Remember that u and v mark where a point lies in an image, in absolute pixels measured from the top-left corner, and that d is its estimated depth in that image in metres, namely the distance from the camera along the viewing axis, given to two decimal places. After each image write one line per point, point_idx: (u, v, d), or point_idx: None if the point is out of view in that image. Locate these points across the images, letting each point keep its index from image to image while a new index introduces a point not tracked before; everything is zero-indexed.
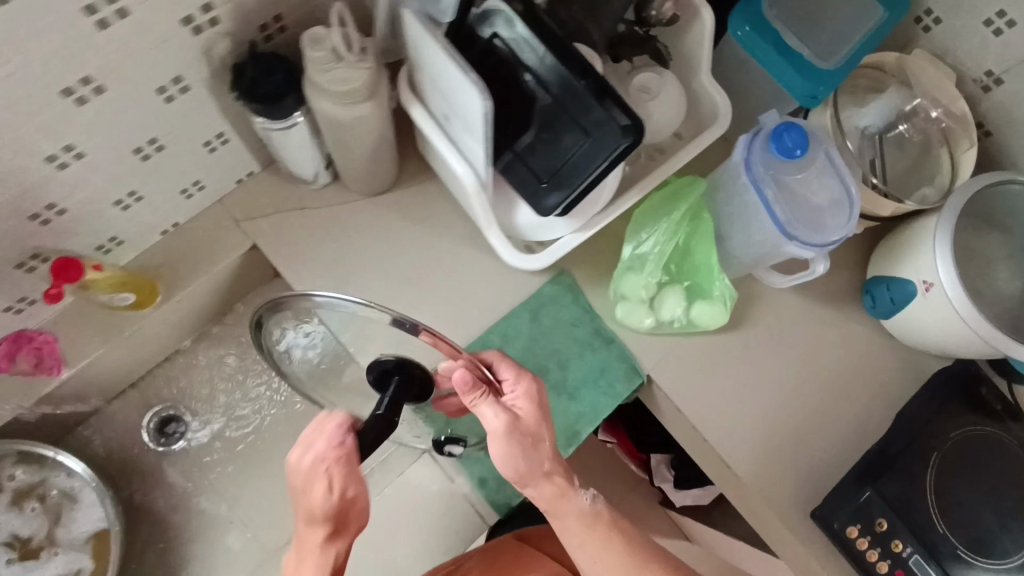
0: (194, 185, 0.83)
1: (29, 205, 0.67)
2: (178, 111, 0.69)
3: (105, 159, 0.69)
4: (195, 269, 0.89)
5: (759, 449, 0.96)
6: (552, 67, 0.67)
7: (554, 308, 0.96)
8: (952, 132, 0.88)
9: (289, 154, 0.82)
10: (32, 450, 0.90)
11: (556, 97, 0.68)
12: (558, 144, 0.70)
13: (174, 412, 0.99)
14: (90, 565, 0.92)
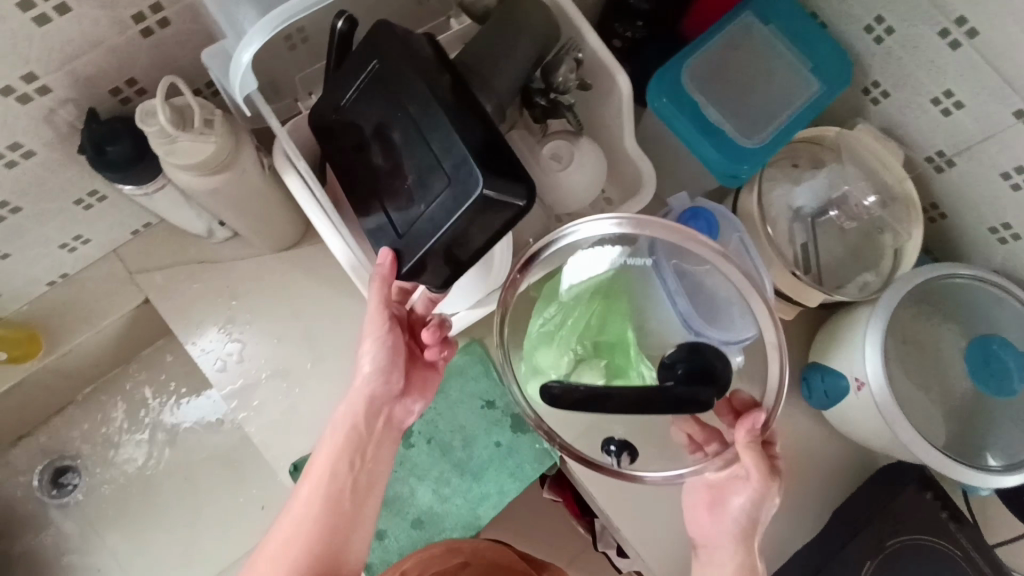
0: (75, 241, 0.80)
1: None
2: (28, 174, 0.66)
3: None
4: (83, 323, 0.86)
5: (682, 549, 0.85)
6: (436, 115, 0.59)
7: (462, 380, 0.93)
8: (901, 213, 0.79)
9: (173, 214, 0.78)
10: None
11: (438, 160, 0.60)
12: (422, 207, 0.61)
13: (71, 461, 0.97)
14: None
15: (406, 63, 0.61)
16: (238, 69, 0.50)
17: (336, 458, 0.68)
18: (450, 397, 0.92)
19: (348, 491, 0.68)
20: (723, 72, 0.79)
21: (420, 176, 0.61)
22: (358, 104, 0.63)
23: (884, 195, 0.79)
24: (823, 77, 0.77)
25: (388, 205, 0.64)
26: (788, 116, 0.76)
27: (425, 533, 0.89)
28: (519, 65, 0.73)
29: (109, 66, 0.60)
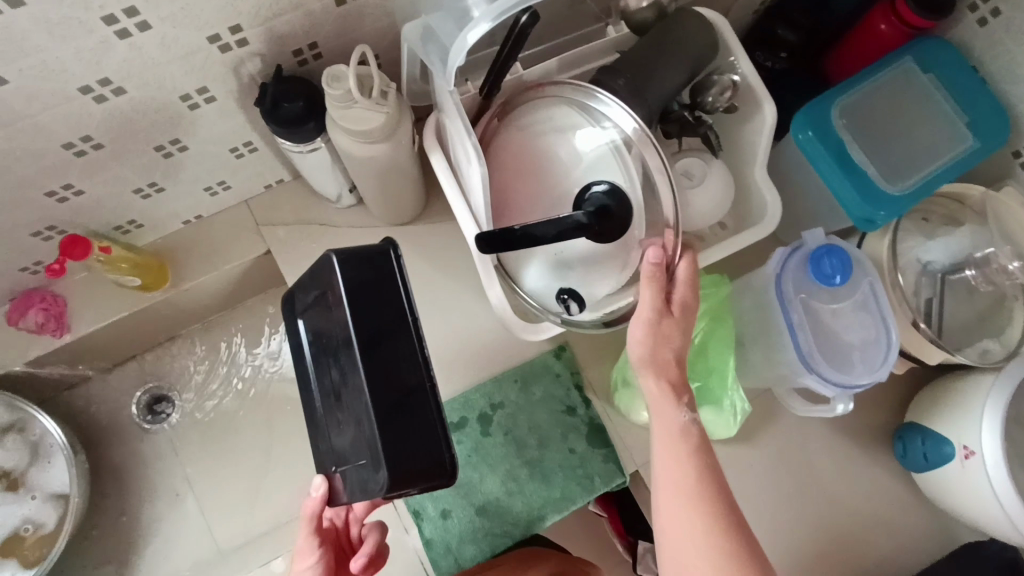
0: (217, 185, 0.84)
1: (44, 181, 0.68)
2: (203, 117, 0.70)
3: (124, 149, 0.69)
4: (207, 262, 0.90)
5: None
6: (383, 397, 0.55)
7: (545, 381, 0.90)
8: None
9: (311, 175, 0.82)
10: (21, 405, 0.83)
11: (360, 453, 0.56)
12: (348, 432, 0.58)
13: (166, 391, 1.00)
14: (53, 522, 0.82)
15: (356, 302, 0.56)
16: (453, 50, 0.53)
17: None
18: (533, 396, 0.89)
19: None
20: (873, 115, 0.78)
21: (348, 421, 0.58)
22: (307, 317, 0.63)
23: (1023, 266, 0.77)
24: (978, 135, 0.75)
25: (320, 415, 0.62)
26: (933, 171, 0.75)
27: (487, 523, 0.85)
28: (670, 80, 0.74)
29: (301, 28, 0.64)
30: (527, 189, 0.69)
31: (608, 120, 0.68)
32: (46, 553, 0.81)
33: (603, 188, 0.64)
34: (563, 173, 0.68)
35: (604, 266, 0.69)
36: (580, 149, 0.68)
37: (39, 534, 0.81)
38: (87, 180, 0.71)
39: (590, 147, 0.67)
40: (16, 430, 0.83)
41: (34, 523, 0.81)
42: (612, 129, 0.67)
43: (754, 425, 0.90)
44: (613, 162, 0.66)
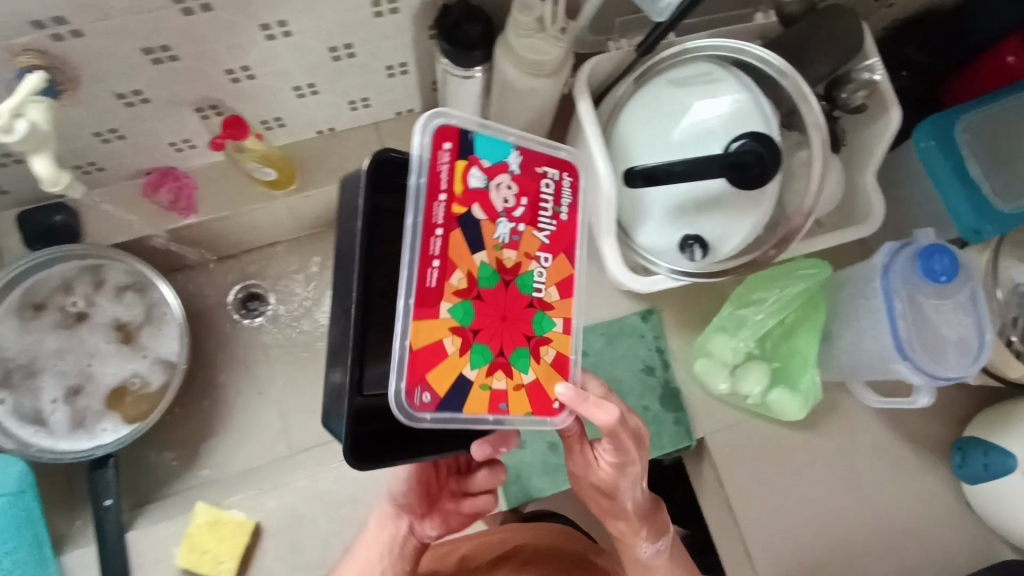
0: (360, 101, 0.89)
1: (227, 60, 0.72)
2: (381, 27, 0.75)
3: (305, 45, 0.74)
4: (332, 174, 0.95)
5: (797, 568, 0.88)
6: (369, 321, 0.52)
7: (631, 339, 0.95)
8: None
9: (451, 104, 0.86)
10: (144, 270, 0.89)
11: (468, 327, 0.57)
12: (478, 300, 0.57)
13: (261, 291, 1.05)
14: (161, 382, 0.88)
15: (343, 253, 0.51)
16: None
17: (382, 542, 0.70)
18: (616, 351, 0.95)
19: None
20: (995, 136, 0.82)
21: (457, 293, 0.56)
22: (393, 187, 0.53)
23: None
24: None
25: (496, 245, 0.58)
26: None
27: (558, 460, 0.90)
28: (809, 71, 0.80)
29: None
30: (672, 138, 0.75)
31: (744, 80, 0.75)
32: (146, 410, 0.87)
33: (748, 137, 0.69)
34: (708, 132, 0.73)
35: (729, 215, 0.75)
36: (718, 104, 0.74)
37: (143, 391, 0.88)
38: (263, 67, 0.76)
39: (727, 102, 0.74)
40: (137, 292, 0.90)
41: (141, 380, 0.88)
42: (746, 87, 0.75)
43: (819, 414, 0.95)
44: (754, 115, 0.73)
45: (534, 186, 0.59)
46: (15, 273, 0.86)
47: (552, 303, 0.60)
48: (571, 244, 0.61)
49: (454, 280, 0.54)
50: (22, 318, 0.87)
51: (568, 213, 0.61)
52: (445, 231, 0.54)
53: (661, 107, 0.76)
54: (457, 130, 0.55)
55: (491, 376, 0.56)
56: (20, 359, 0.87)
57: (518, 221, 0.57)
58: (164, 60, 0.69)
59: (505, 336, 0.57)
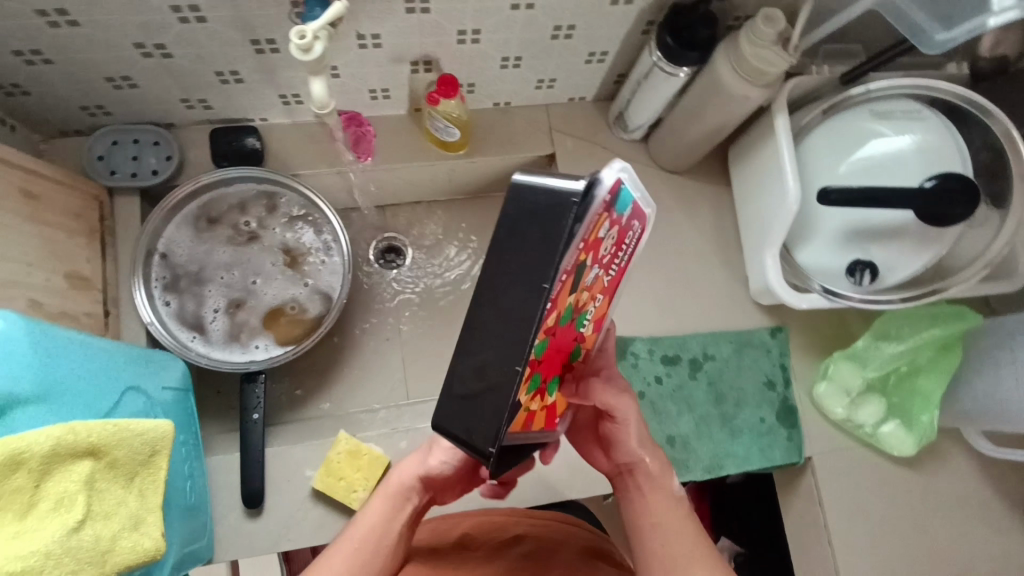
0: (547, 81, 0.94)
1: (465, 21, 0.77)
2: (608, 15, 0.80)
3: (536, 18, 0.78)
4: (500, 146, 0.99)
5: None
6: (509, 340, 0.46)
7: (759, 352, 0.97)
8: None
9: (637, 99, 0.91)
10: (317, 202, 0.92)
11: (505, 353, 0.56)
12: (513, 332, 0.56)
13: (400, 246, 1.09)
14: (318, 311, 0.92)
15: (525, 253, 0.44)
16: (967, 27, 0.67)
17: (389, 515, 0.69)
18: (742, 361, 0.97)
19: (377, 558, 0.66)
20: None
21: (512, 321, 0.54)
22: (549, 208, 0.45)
23: None
24: None
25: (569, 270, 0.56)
26: None
27: (673, 454, 0.93)
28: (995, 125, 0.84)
29: None
30: (868, 165, 0.80)
31: (945, 122, 0.79)
32: (299, 334, 0.92)
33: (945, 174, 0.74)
34: (903, 162, 0.79)
35: (904, 246, 0.80)
36: (916, 140, 0.79)
37: (300, 316, 0.92)
38: (490, 33, 0.80)
39: (924, 140, 0.79)
40: (308, 223, 0.95)
41: (299, 306, 0.93)
42: (946, 129, 0.79)
43: (923, 456, 0.97)
44: (950, 157, 0.78)
45: (624, 235, 0.57)
46: (199, 186, 0.91)
47: (584, 337, 0.65)
48: (612, 290, 0.65)
49: (553, 321, 0.51)
50: (198, 229, 0.92)
51: (624, 264, 0.63)
52: (568, 278, 0.49)
53: (858, 133, 0.81)
54: (619, 180, 0.49)
55: (535, 399, 0.57)
56: (190, 267, 0.91)
57: (601, 268, 0.57)
58: (417, 11, 0.74)
59: (552, 366, 0.60)
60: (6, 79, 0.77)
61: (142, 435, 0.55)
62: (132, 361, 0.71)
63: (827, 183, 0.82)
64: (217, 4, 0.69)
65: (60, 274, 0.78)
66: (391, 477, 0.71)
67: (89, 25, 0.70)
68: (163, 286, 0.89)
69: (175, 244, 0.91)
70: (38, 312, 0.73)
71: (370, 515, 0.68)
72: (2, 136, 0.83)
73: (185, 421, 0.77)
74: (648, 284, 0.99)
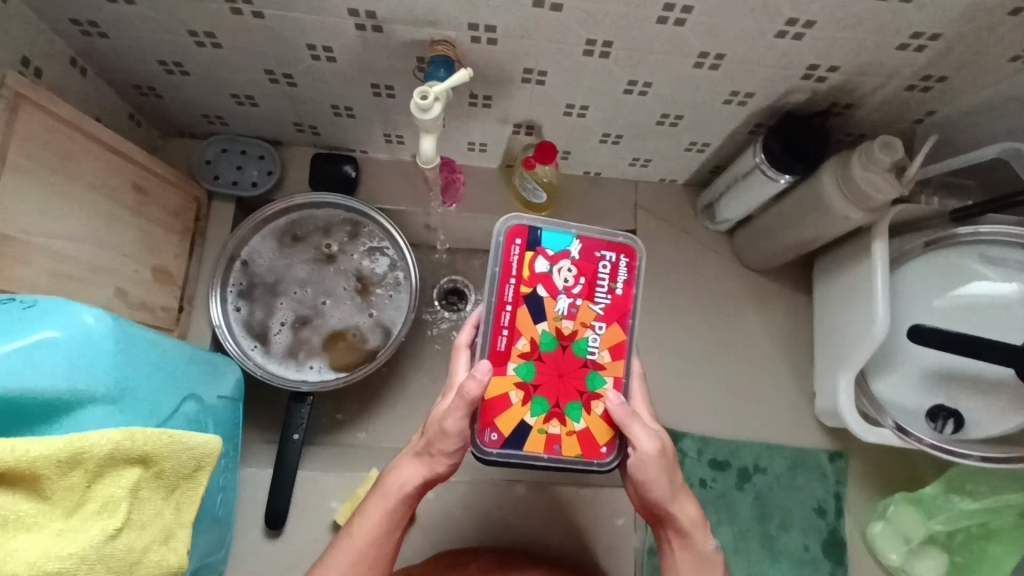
0: (642, 160, 0.94)
1: (576, 96, 0.78)
2: (718, 112, 0.79)
3: (646, 105, 0.79)
4: (584, 214, 0.99)
5: None
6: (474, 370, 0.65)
7: (815, 476, 0.92)
8: None
9: (730, 194, 0.89)
10: (398, 239, 0.94)
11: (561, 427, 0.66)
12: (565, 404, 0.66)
13: (466, 289, 1.08)
14: (377, 344, 0.94)
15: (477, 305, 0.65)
16: None
17: (388, 520, 0.65)
18: (794, 480, 0.92)
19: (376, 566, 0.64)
20: None
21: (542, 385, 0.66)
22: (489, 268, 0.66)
23: None
24: None
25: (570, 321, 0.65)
26: None
27: None
28: None
29: (860, 93, 0.73)
30: (965, 311, 0.76)
31: None
32: (354, 361, 0.93)
33: None
34: (1007, 314, 0.74)
35: (992, 401, 0.75)
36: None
37: (358, 345, 0.93)
38: (598, 111, 0.81)
39: None
40: (385, 255, 0.97)
41: (360, 335, 0.94)
42: None
43: None
44: None
45: (593, 267, 0.65)
46: (294, 204, 0.94)
47: (604, 365, 0.65)
48: (625, 315, 0.66)
49: (518, 346, 0.64)
50: (281, 244, 0.95)
51: (624, 289, 0.66)
52: (521, 309, 0.64)
53: (959, 273, 0.77)
54: (526, 228, 0.65)
55: (547, 423, 0.64)
56: (265, 278, 0.94)
57: (575, 297, 0.65)
58: (532, 81, 0.75)
59: (563, 392, 0.64)
60: (145, 82, 0.83)
61: (192, 448, 0.56)
62: (196, 364, 0.72)
63: (918, 319, 0.78)
64: (347, 49, 0.72)
65: (149, 268, 0.82)
66: (393, 478, 0.65)
67: (229, 49, 0.75)
68: (238, 291, 0.92)
69: (258, 254, 0.94)
70: (123, 302, 0.77)
71: (370, 518, 0.64)
72: (127, 130, 0.89)
73: (229, 429, 0.79)
74: (708, 379, 0.96)
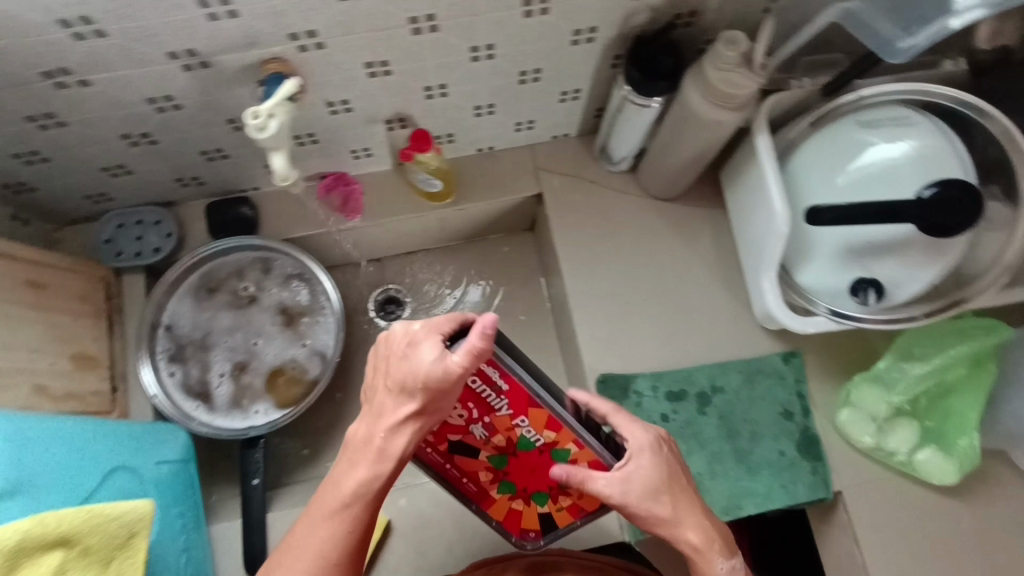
0: (526, 123, 0.93)
1: (428, 77, 0.77)
2: (572, 55, 0.79)
3: (500, 67, 0.79)
4: (487, 190, 0.99)
5: None
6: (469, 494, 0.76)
7: (773, 381, 0.92)
8: None
9: (615, 132, 0.89)
10: (311, 265, 0.95)
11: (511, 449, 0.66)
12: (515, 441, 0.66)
13: (399, 294, 1.08)
14: (318, 371, 0.94)
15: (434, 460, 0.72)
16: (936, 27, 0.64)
17: (376, 484, 0.56)
18: (754, 390, 0.92)
19: (351, 525, 0.56)
20: None
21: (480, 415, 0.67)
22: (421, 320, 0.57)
23: None
24: None
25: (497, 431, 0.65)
26: None
27: None
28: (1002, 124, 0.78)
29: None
30: (859, 181, 0.76)
31: (935, 125, 0.75)
32: (298, 394, 0.93)
33: (939, 185, 0.69)
34: (896, 170, 0.74)
35: (908, 260, 0.75)
36: (904, 145, 0.74)
37: (299, 377, 0.93)
38: (458, 85, 0.81)
39: (915, 144, 0.74)
40: (302, 282, 0.97)
41: (298, 366, 0.94)
42: (937, 131, 0.74)
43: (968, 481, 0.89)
44: (951, 162, 0.73)
45: (462, 394, 0.61)
46: (200, 255, 0.93)
47: (552, 441, 0.64)
48: (527, 399, 0.60)
49: (486, 476, 0.71)
50: (198, 299, 0.95)
51: (506, 381, 0.59)
52: (464, 456, 0.69)
53: (851, 145, 0.77)
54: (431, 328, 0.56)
55: (556, 502, 0.73)
56: (191, 337, 0.93)
57: (480, 418, 0.64)
58: (379, 74, 0.75)
59: (535, 482, 0.71)
60: (12, 178, 0.82)
61: (117, 518, 0.55)
62: (128, 442, 0.72)
63: (815, 201, 0.78)
64: (187, 93, 0.72)
65: (66, 357, 0.82)
66: (388, 435, 0.56)
67: (75, 124, 0.74)
68: (168, 356, 0.92)
69: (179, 316, 0.94)
70: (45, 397, 0.76)
71: (360, 469, 0.56)
72: (14, 230, 0.88)
73: (182, 494, 0.78)
74: (648, 316, 0.95)
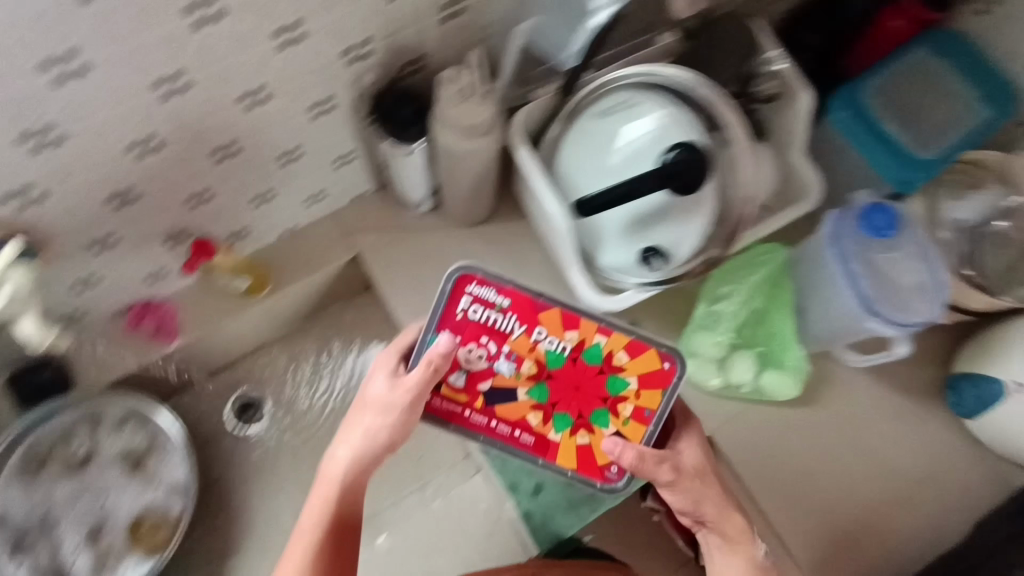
0: (315, 195, 0.93)
1: (183, 187, 0.76)
2: (321, 125, 0.80)
3: (253, 156, 0.79)
4: (301, 269, 0.97)
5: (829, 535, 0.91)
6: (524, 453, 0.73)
7: None
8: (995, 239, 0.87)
9: (400, 179, 0.91)
10: (141, 406, 0.92)
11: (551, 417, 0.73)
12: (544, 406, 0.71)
13: (255, 396, 1.04)
14: (183, 506, 0.90)
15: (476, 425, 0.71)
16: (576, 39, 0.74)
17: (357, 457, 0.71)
18: None
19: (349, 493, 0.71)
20: (898, 92, 0.89)
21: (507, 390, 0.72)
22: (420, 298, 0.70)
23: (983, 216, 0.88)
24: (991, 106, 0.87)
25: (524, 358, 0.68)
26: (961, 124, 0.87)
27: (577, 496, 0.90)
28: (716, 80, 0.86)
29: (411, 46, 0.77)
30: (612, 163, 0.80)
31: (658, 98, 0.81)
32: (165, 537, 0.88)
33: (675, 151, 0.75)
34: (639, 145, 0.79)
35: (678, 222, 0.81)
36: (639, 121, 0.79)
37: (162, 520, 0.89)
38: (220, 185, 0.80)
39: (649, 117, 0.79)
40: (137, 424, 0.92)
41: (160, 509, 0.90)
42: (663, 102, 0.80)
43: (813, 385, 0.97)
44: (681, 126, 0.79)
45: (477, 323, 0.68)
46: (16, 435, 0.87)
47: (582, 342, 0.69)
48: (534, 306, 0.68)
49: (533, 420, 0.69)
50: (28, 479, 0.88)
51: (506, 296, 0.68)
52: (497, 403, 0.69)
53: (597, 132, 0.81)
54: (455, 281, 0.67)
55: (618, 415, 0.69)
56: (30, 520, 0.87)
57: (498, 349, 0.68)
58: (127, 201, 0.73)
59: (584, 404, 0.69)
60: None
61: None
62: None
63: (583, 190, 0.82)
64: None
65: None
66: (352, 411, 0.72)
67: None
68: (12, 548, 0.86)
69: (11, 505, 0.87)
70: None
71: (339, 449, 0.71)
72: None
73: None
74: None
